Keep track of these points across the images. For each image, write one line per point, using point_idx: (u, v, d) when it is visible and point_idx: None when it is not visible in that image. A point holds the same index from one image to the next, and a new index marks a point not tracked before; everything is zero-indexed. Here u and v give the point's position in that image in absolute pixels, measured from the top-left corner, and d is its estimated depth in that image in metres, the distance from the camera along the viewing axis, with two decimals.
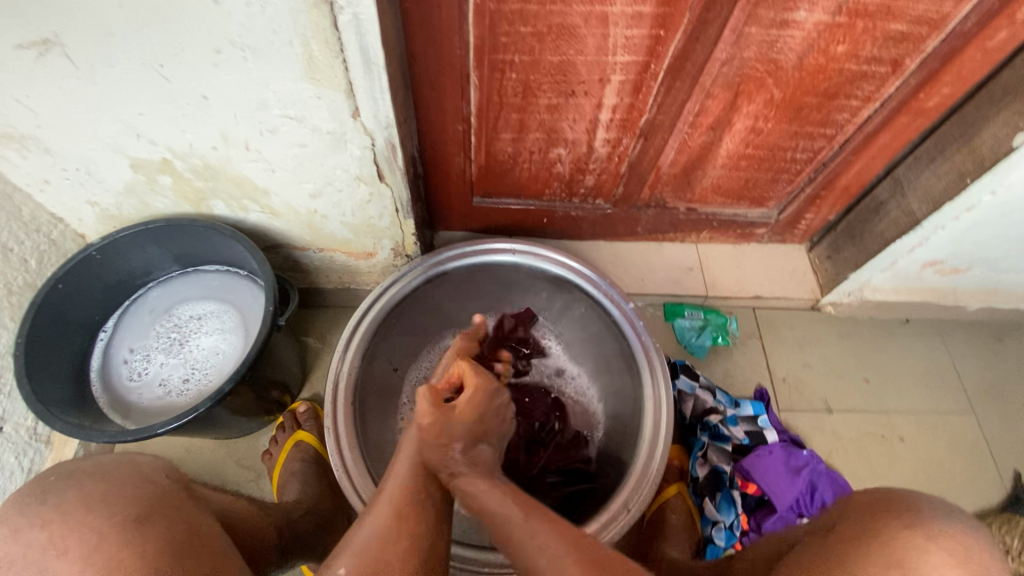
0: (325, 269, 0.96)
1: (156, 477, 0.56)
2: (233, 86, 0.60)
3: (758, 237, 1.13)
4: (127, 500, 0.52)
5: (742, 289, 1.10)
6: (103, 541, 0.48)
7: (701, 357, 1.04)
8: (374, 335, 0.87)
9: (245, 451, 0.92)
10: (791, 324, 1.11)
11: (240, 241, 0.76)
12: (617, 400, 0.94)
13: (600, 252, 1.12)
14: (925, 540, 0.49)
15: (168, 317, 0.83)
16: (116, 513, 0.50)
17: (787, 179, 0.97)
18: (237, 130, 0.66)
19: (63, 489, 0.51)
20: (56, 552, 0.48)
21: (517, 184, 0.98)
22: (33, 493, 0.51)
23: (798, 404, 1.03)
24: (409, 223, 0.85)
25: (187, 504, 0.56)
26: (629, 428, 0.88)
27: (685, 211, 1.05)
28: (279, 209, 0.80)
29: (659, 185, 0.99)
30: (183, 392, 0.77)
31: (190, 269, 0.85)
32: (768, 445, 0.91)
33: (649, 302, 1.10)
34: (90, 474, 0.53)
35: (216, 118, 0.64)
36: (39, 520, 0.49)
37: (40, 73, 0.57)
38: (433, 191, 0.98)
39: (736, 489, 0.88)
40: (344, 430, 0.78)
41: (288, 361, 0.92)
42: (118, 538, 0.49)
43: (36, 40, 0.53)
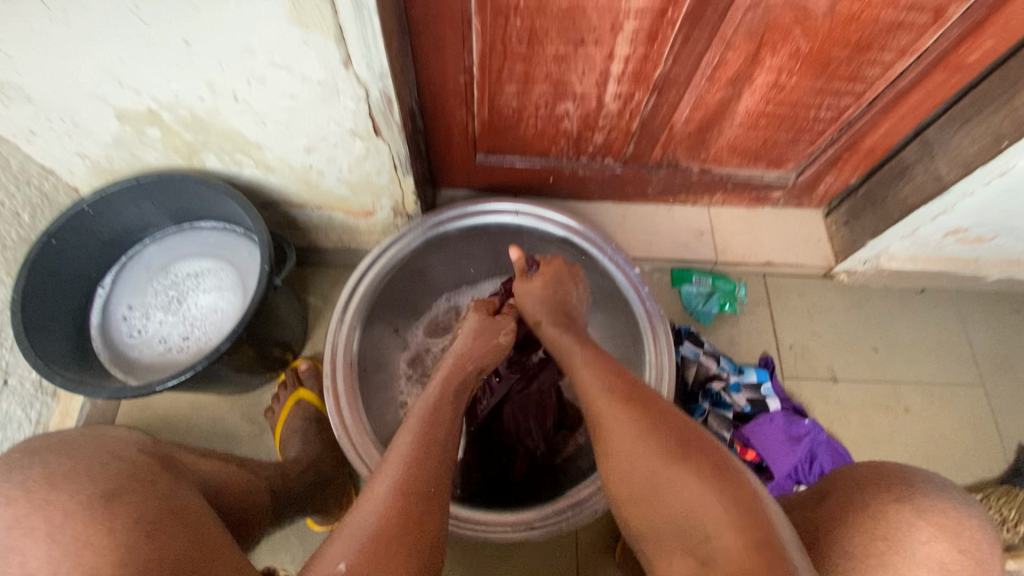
0: (324, 226, 0.94)
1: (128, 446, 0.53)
2: (215, 31, 0.56)
3: (773, 201, 1.08)
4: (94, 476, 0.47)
5: (754, 254, 1.07)
6: (68, 518, 0.44)
7: (707, 324, 1.02)
8: (373, 296, 0.86)
9: (248, 407, 0.93)
10: (802, 291, 1.08)
11: (233, 197, 0.74)
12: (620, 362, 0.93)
13: (608, 213, 1.08)
14: (914, 516, 0.55)
15: (166, 274, 0.82)
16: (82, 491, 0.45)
17: (809, 139, 0.92)
18: (222, 79, 0.62)
19: (27, 465, 0.47)
20: (21, 530, 0.43)
21: (522, 141, 0.94)
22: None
23: (803, 373, 1.01)
24: (408, 180, 0.82)
25: (162, 478, 0.51)
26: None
27: (698, 171, 1.00)
28: (273, 164, 0.77)
29: (672, 144, 0.94)
30: (183, 349, 0.77)
31: (187, 225, 0.83)
32: (769, 414, 0.91)
33: (656, 267, 1.07)
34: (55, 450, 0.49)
35: (199, 66, 0.60)
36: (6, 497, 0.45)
37: (10, 16, 0.54)
38: (434, 147, 0.94)
39: (735, 455, 0.88)
40: (344, 389, 0.78)
41: (289, 320, 0.92)
42: (86, 514, 0.44)
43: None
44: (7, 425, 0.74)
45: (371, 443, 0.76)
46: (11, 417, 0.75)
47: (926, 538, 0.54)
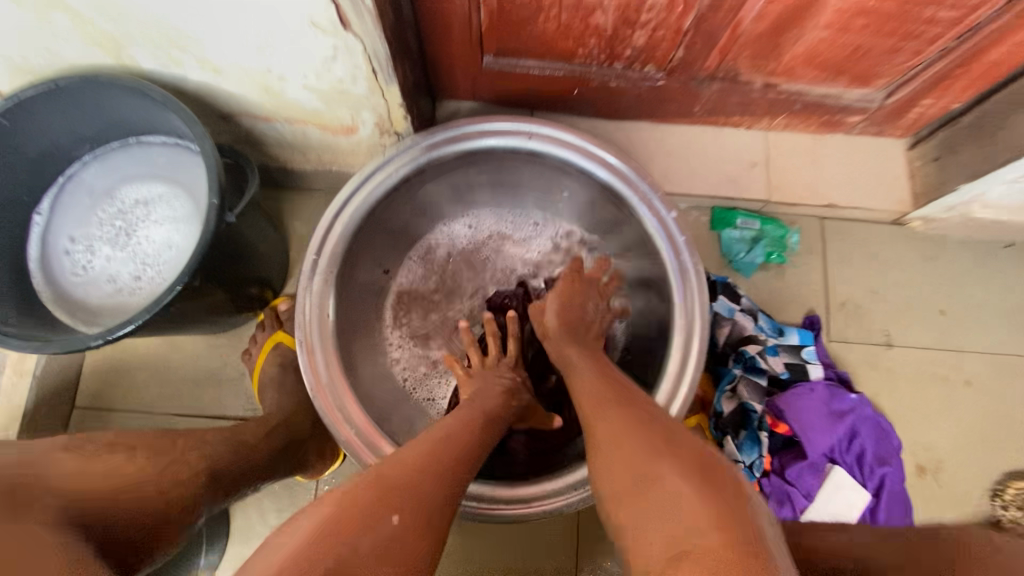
0: (299, 145, 0.79)
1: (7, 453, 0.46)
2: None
3: (848, 127, 0.88)
4: None
5: (813, 193, 0.89)
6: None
7: (747, 275, 0.88)
8: (355, 234, 0.73)
9: (227, 347, 0.85)
10: (865, 240, 0.92)
11: (172, 108, 0.59)
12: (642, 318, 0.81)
13: (642, 136, 0.90)
14: None
15: (112, 200, 0.69)
16: None
17: (914, 48, 0.70)
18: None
19: None
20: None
21: (540, 40, 0.74)
22: None
23: (853, 336, 0.88)
24: (393, 90, 0.66)
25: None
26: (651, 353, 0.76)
27: (761, 87, 0.80)
28: (221, 63, 0.61)
29: (732, 50, 0.73)
30: (135, 291, 0.66)
31: (132, 140, 0.69)
32: (809, 384, 0.79)
33: (694, 204, 0.91)
34: None
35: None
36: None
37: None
38: (431, 45, 0.75)
39: (764, 429, 0.77)
40: (320, 341, 0.67)
41: (264, 253, 0.81)
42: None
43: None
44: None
45: (353, 403, 0.66)
46: None
47: None
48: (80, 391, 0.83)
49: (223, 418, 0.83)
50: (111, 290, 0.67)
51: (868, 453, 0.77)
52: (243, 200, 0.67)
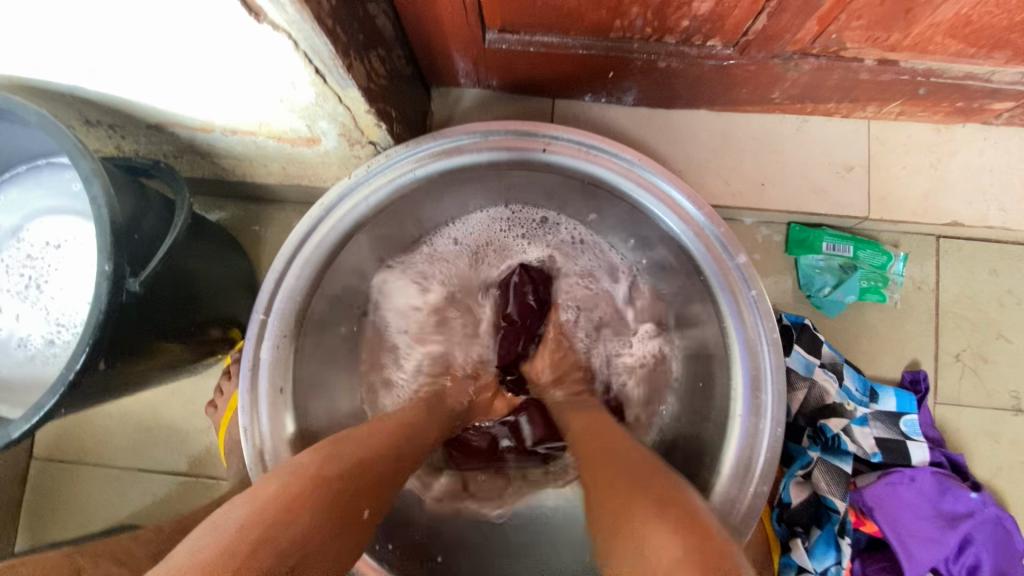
0: (255, 157, 0.62)
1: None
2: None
3: (992, 114, 0.64)
4: None
5: (931, 207, 0.66)
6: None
7: (832, 315, 0.68)
8: (320, 281, 0.56)
9: (193, 393, 0.73)
10: (996, 266, 0.69)
11: (51, 132, 0.44)
12: (697, 354, 0.61)
13: (698, 130, 0.68)
14: None
15: (19, 240, 0.55)
16: None
17: None
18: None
19: None
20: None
21: (562, 9, 0.53)
22: None
23: (969, 397, 0.68)
24: (353, 94, 0.48)
25: None
26: (704, 428, 0.58)
27: (874, 66, 0.57)
28: (112, 62, 0.44)
29: (842, 17, 0.50)
30: (49, 359, 0.53)
31: (42, 163, 0.55)
32: (911, 471, 0.61)
33: (765, 220, 0.69)
34: None
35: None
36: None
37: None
38: (412, 20, 0.55)
39: (846, 534, 0.59)
40: (271, 424, 0.53)
41: (225, 289, 0.66)
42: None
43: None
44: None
45: None
46: None
47: None
48: (35, 442, 0.73)
49: (192, 475, 0.72)
50: (23, 357, 0.54)
51: (986, 566, 0.59)
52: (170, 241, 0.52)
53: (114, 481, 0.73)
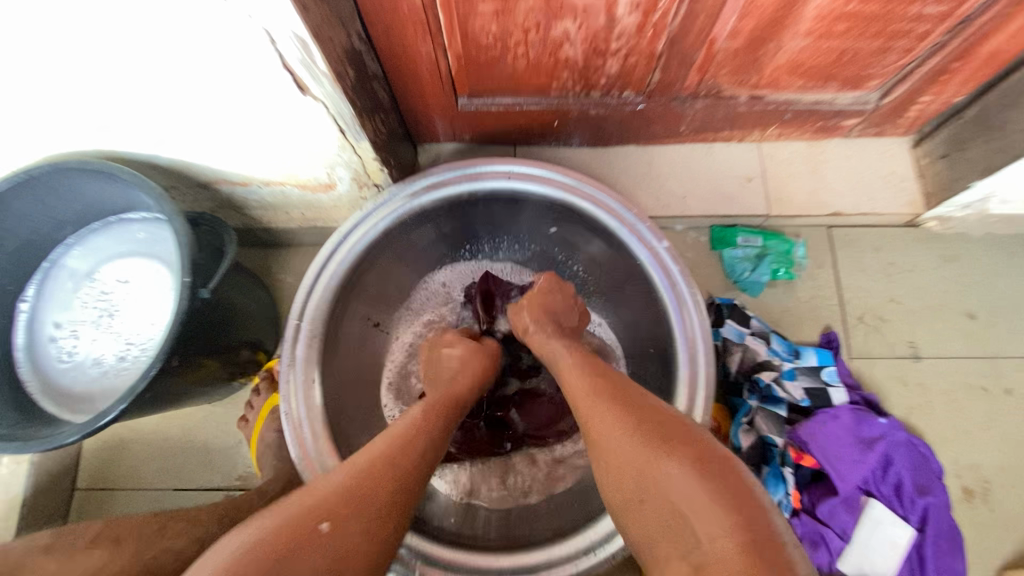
0: (280, 206, 0.78)
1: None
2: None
3: (846, 130, 0.84)
4: None
5: (815, 202, 0.85)
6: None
7: (755, 295, 0.84)
8: (341, 293, 0.71)
9: (225, 413, 0.84)
10: (877, 246, 0.86)
11: (142, 186, 0.59)
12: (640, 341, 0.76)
13: (630, 160, 0.87)
14: None
15: (94, 281, 0.69)
16: None
17: (904, 47, 0.67)
18: (108, 50, 0.47)
19: None
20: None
21: (513, 77, 0.73)
22: None
23: (877, 351, 0.82)
24: (364, 144, 0.65)
25: None
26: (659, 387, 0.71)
27: (747, 100, 0.77)
28: (187, 132, 0.60)
29: (712, 67, 0.70)
30: (121, 371, 0.65)
31: (111, 219, 0.69)
32: (833, 409, 0.74)
33: (691, 226, 0.87)
34: None
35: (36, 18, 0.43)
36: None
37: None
38: (402, 94, 0.74)
39: (788, 465, 0.72)
40: (305, 409, 0.65)
41: (255, 315, 0.79)
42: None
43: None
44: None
45: None
46: None
47: None
48: (81, 472, 0.82)
49: (226, 489, 0.81)
50: (98, 373, 0.66)
51: (907, 482, 0.70)
52: (222, 268, 0.66)
53: (153, 501, 0.81)
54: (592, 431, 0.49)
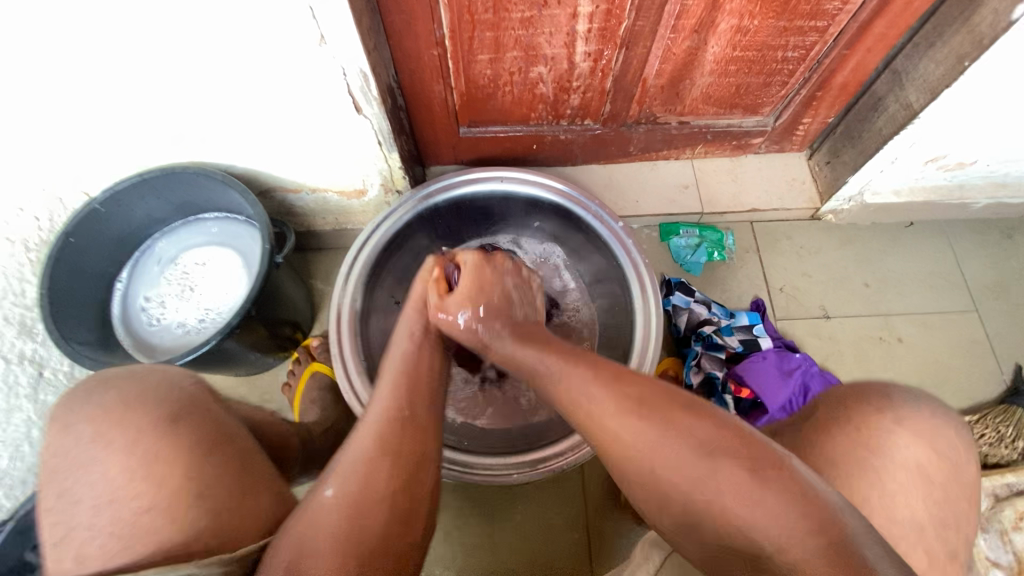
0: (320, 211, 0.99)
1: (186, 385, 0.57)
2: (213, 34, 0.62)
3: (755, 148, 1.10)
4: (155, 401, 0.53)
5: (738, 202, 1.09)
6: (141, 437, 0.51)
7: (697, 274, 1.06)
8: (373, 269, 0.90)
9: (267, 385, 1.00)
10: (789, 234, 1.10)
11: (232, 186, 0.80)
12: (609, 306, 0.97)
13: (593, 175, 1.11)
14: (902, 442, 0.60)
15: (176, 265, 0.90)
16: (151, 414, 0.52)
17: (781, 81, 0.93)
18: (229, 83, 0.70)
19: (104, 391, 0.54)
20: (103, 444, 0.51)
21: (502, 110, 0.97)
22: (81, 395, 0.54)
23: (795, 313, 1.04)
24: (395, 156, 0.87)
25: (216, 409, 0.56)
26: (624, 333, 0.91)
27: (677, 124, 1.02)
28: (264, 149, 0.82)
29: (647, 99, 0.96)
30: (201, 330, 0.86)
31: (191, 218, 0.91)
32: (762, 352, 0.94)
33: (645, 224, 1.10)
34: (124, 381, 0.55)
35: (209, 74, 0.68)
36: (85, 418, 0.52)
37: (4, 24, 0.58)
38: (418, 124, 0.97)
39: (729, 393, 0.91)
40: (350, 353, 0.83)
41: (299, 299, 0.97)
42: (153, 436, 0.51)
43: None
44: (11, 413, 0.78)
45: None
46: (49, 405, 0.84)
47: (923, 478, 0.59)
48: None
49: None
50: (181, 332, 0.86)
51: None
52: (283, 251, 0.86)
53: None
54: (614, 436, 0.54)
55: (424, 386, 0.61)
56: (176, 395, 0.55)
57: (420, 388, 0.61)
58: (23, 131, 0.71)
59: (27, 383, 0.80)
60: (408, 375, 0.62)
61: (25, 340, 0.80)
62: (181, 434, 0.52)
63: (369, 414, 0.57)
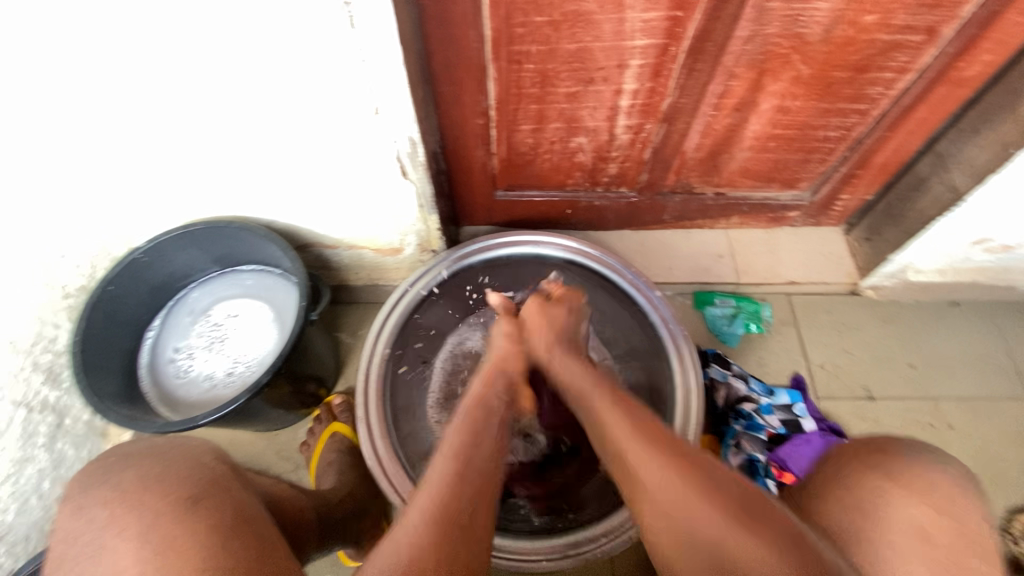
0: (354, 266, 0.99)
1: (207, 461, 0.56)
2: (272, 100, 0.64)
3: (791, 221, 1.09)
4: (175, 481, 0.52)
5: (775, 274, 1.07)
6: (157, 522, 0.49)
7: (734, 345, 1.03)
8: (403, 328, 0.89)
9: (285, 443, 0.97)
10: (828, 309, 1.07)
11: (273, 241, 0.81)
12: None
13: (626, 241, 1.11)
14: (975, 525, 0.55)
15: (208, 316, 0.91)
16: (167, 494, 0.51)
17: (820, 159, 0.93)
18: (280, 148, 0.71)
19: (120, 470, 0.53)
20: (116, 530, 0.50)
21: (539, 176, 0.98)
22: (94, 474, 0.54)
23: (837, 392, 1.00)
24: (434, 218, 0.87)
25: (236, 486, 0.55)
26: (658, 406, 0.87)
27: (713, 196, 1.02)
28: (307, 209, 0.83)
29: (684, 170, 0.97)
30: (228, 383, 0.85)
31: (227, 269, 0.92)
32: (805, 434, 0.90)
33: (678, 291, 1.08)
34: (143, 456, 0.55)
35: (262, 138, 0.70)
36: (101, 500, 0.51)
37: (91, 89, 0.61)
38: (456, 186, 0.99)
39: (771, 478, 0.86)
40: (376, 419, 0.80)
41: (326, 357, 0.95)
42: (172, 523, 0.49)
43: (77, 58, 0.57)
44: (27, 462, 0.74)
45: (404, 474, 0.78)
46: (63, 455, 0.81)
47: None
48: None
49: None
50: (208, 385, 0.86)
51: None
52: (317, 308, 0.86)
53: None
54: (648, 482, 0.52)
55: (473, 475, 0.53)
56: (195, 474, 0.54)
57: (470, 469, 0.53)
58: (99, 184, 0.74)
59: (46, 431, 0.77)
60: (461, 463, 0.53)
61: (51, 388, 0.79)
62: (198, 517, 0.50)
63: (418, 501, 0.50)
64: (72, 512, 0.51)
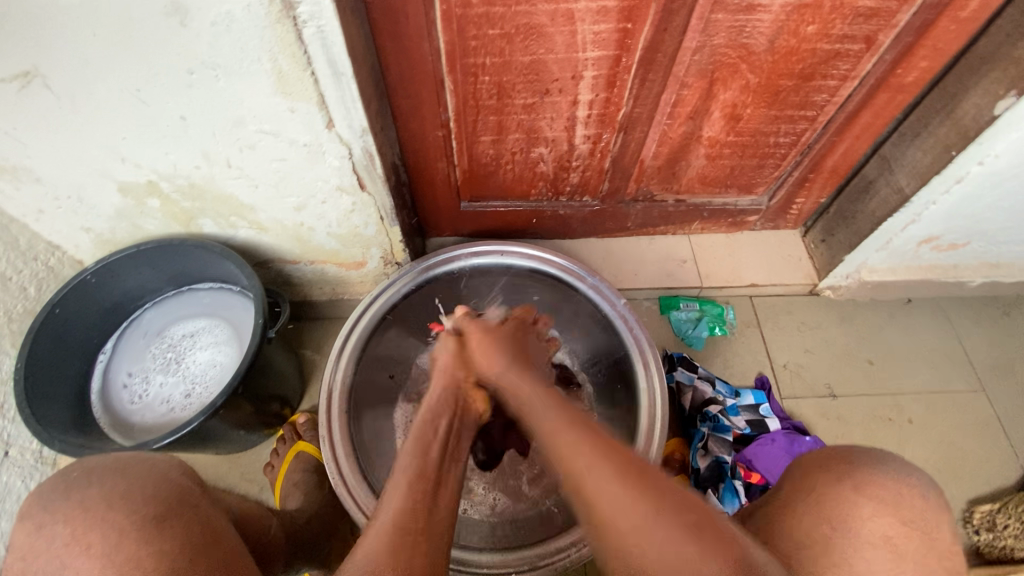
0: (317, 281, 0.97)
1: (173, 477, 0.55)
2: (222, 114, 0.63)
3: (750, 225, 1.11)
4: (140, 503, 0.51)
5: (738, 277, 1.09)
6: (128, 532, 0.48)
7: (699, 348, 1.05)
8: (367, 341, 0.88)
9: (249, 464, 0.94)
10: (789, 310, 1.10)
11: (229, 259, 0.79)
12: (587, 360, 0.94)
13: (592, 249, 1.12)
14: None
15: (162, 338, 0.88)
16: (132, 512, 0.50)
17: (773, 163, 0.96)
18: (234, 164, 0.70)
19: (85, 485, 0.52)
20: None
21: (502, 186, 0.98)
22: (56, 489, 0.52)
23: (801, 391, 1.02)
24: (396, 230, 0.87)
25: (200, 504, 0.54)
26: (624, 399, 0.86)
27: (674, 203, 1.04)
28: (266, 225, 0.81)
29: (645, 178, 0.98)
30: (186, 406, 0.83)
31: (184, 288, 0.90)
32: (770, 434, 0.92)
33: (644, 297, 1.10)
34: (108, 470, 0.54)
35: (214, 154, 0.68)
36: (59, 517, 0.50)
37: (30, 104, 0.60)
38: (420, 198, 0.98)
39: (738, 479, 0.87)
40: (339, 437, 0.79)
41: (288, 376, 0.92)
42: None
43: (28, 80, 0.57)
44: None
45: (370, 493, 0.76)
46: (10, 488, 0.77)
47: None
48: None
49: None
50: (164, 409, 0.83)
51: None
52: (276, 324, 0.84)
53: None
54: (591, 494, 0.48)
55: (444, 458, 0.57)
56: (162, 490, 0.53)
57: (439, 472, 0.56)
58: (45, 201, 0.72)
59: None
60: (429, 461, 0.56)
61: None
62: (167, 533, 0.50)
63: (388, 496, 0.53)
64: (30, 530, 0.50)
